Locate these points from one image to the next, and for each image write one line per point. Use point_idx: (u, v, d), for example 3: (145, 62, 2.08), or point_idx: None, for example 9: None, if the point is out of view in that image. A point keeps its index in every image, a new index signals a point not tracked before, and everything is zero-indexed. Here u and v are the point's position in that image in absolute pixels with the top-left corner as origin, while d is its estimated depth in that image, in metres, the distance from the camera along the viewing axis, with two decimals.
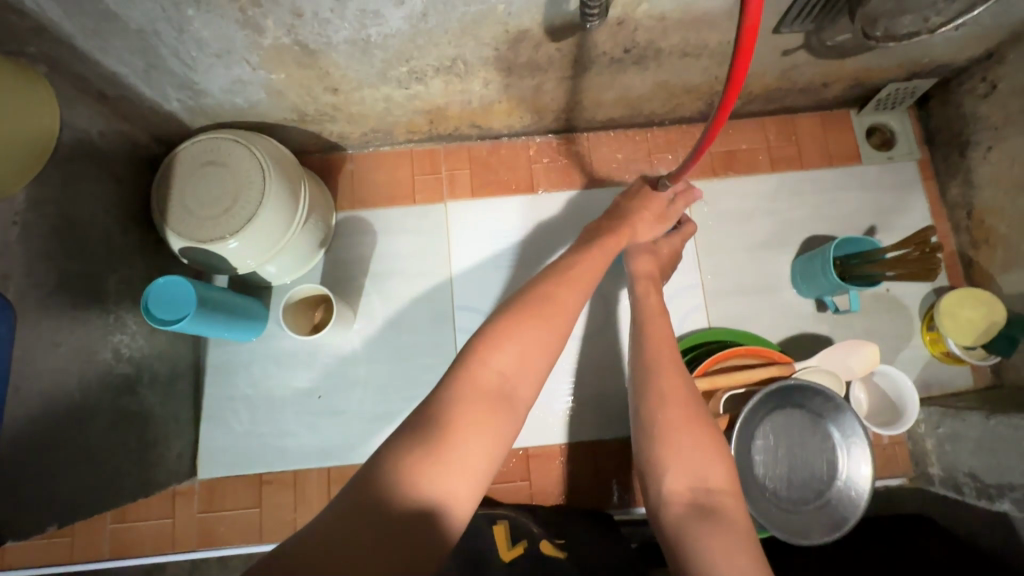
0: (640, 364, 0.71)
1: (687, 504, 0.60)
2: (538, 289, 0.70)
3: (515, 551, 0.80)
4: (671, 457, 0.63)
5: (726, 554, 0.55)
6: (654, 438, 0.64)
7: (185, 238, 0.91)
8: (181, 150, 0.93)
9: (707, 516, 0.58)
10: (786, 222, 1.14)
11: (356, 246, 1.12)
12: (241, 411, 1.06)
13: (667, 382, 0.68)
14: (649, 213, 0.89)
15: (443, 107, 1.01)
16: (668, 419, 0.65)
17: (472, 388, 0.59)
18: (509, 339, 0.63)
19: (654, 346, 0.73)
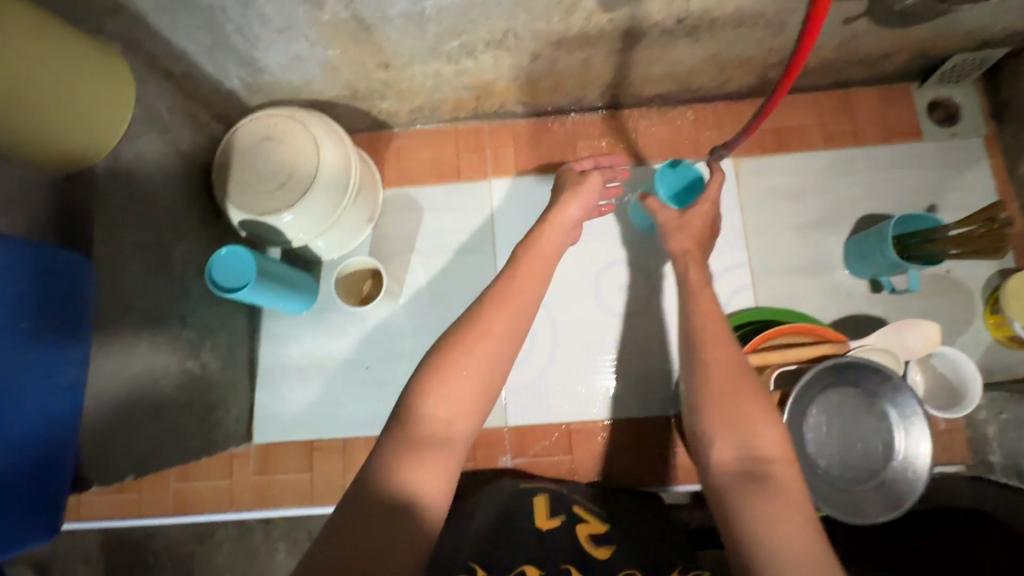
0: (690, 338, 0.72)
1: (736, 473, 0.59)
2: (477, 313, 0.69)
3: (553, 521, 0.83)
4: (717, 427, 0.62)
5: (779, 517, 0.53)
6: (700, 410, 0.64)
7: (245, 210, 0.94)
8: (239, 127, 0.97)
9: (755, 482, 0.57)
10: (839, 201, 1.10)
11: (402, 222, 1.15)
12: (294, 380, 1.11)
13: (712, 357, 0.68)
14: (578, 199, 0.89)
15: (490, 82, 1.02)
16: (717, 390, 0.64)
17: (418, 418, 0.61)
18: (446, 378, 0.63)
19: (701, 319, 0.73)
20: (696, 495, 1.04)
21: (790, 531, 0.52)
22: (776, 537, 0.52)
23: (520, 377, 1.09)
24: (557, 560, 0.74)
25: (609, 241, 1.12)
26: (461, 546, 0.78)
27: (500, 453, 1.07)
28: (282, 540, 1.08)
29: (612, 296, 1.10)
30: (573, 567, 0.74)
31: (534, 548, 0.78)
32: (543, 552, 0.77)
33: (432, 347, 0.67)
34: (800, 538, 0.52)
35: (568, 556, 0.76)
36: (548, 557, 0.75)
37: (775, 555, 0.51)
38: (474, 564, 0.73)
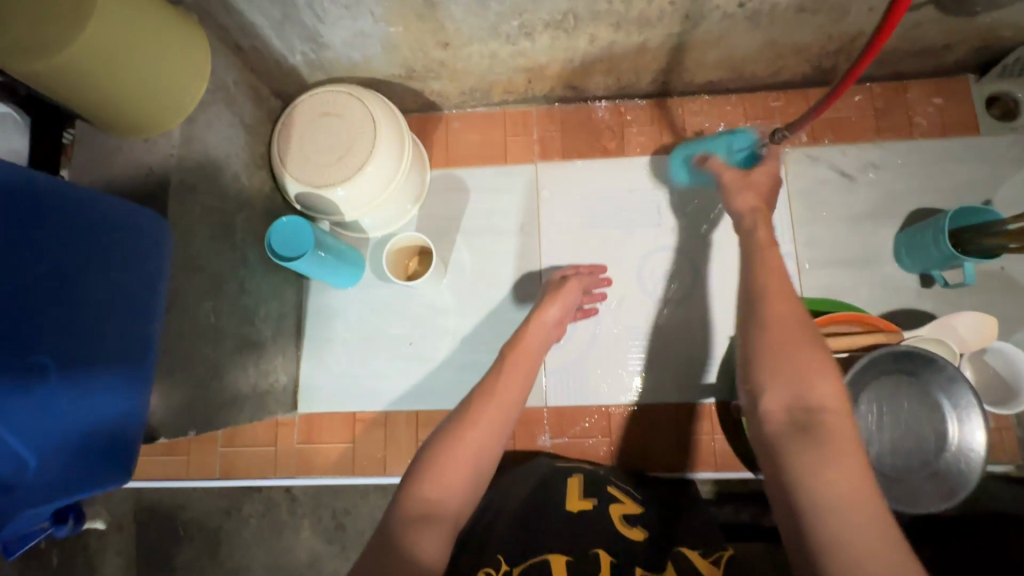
0: (749, 293, 0.71)
1: (786, 422, 0.59)
2: (466, 406, 0.72)
3: (585, 504, 0.78)
4: (770, 378, 0.62)
5: (832, 467, 0.54)
6: (756, 366, 0.64)
7: (302, 182, 0.97)
8: (300, 101, 1.00)
9: (804, 436, 0.57)
10: (889, 194, 1.09)
11: (449, 203, 1.16)
12: (339, 353, 1.13)
13: (774, 311, 0.67)
14: (558, 301, 0.93)
15: (544, 65, 1.03)
16: (776, 342, 0.64)
17: (411, 497, 0.61)
18: (440, 463, 0.64)
19: (763, 276, 0.72)
20: (728, 487, 1.03)
21: (840, 480, 0.53)
22: (824, 485, 0.53)
23: (560, 359, 1.10)
24: (587, 546, 0.68)
25: (654, 230, 1.12)
26: (496, 533, 0.72)
27: (538, 432, 1.07)
28: (322, 507, 1.11)
29: (654, 283, 1.11)
30: (602, 551, 0.67)
31: (562, 533, 0.71)
32: (574, 535, 0.71)
33: (432, 431, 0.70)
34: (848, 484, 0.53)
35: (601, 538, 0.70)
36: (578, 541, 0.69)
37: (825, 501, 0.52)
38: (500, 557, 0.67)
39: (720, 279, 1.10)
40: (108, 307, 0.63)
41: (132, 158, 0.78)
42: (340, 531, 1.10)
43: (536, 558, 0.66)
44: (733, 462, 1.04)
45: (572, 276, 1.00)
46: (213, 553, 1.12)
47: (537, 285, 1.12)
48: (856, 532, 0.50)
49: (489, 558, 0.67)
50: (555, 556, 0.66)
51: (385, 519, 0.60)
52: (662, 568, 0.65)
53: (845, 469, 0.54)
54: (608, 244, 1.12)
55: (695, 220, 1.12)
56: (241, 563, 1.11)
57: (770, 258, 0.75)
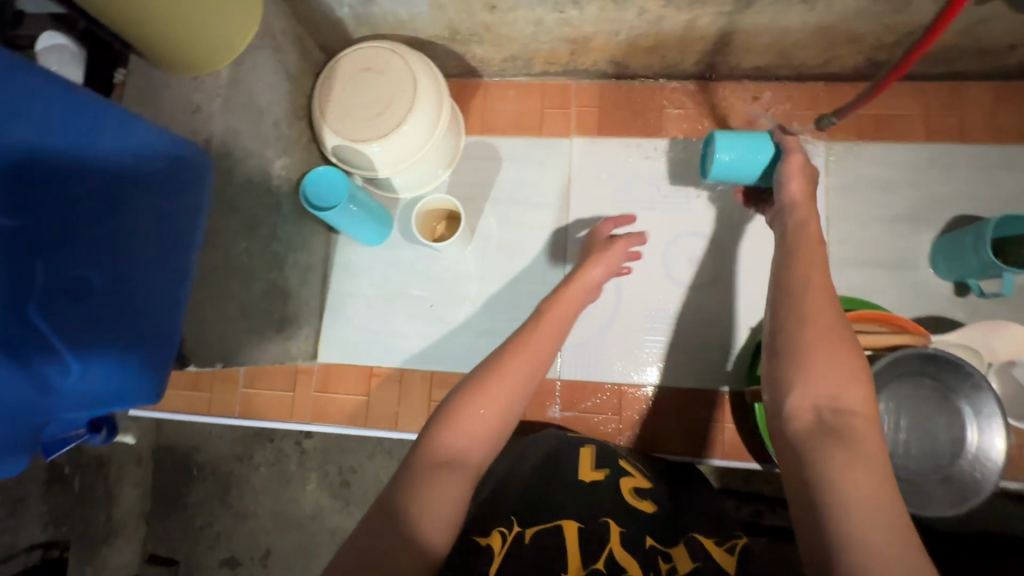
0: (782, 286, 0.71)
1: (813, 421, 0.59)
2: (491, 363, 0.73)
3: (597, 474, 0.76)
4: (803, 373, 0.62)
5: (855, 466, 0.54)
6: (788, 360, 0.63)
7: (339, 135, 0.98)
8: (343, 55, 1.01)
9: (830, 435, 0.57)
10: (931, 197, 1.06)
11: (480, 170, 1.17)
12: (360, 307, 1.16)
13: (812, 304, 0.66)
14: (601, 262, 0.93)
15: (589, 36, 1.02)
16: (813, 337, 0.63)
17: (432, 445, 0.63)
18: (460, 415, 0.65)
19: (807, 265, 0.72)
20: (736, 474, 1.04)
21: (863, 478, 0.53)
22: (846, 483, 0.53)
23: (578, 335, 1.10)
24: (596, 514, 0.67)
25: (683, 215, 1.11)
26: (507, 497, 0.71)
27: (549, 403, 1.09)
28: (333, 455, 1.15)
29: (678, 267, 1.10)
30: (612, 520, 0.66)
31: (569, 500, 0.70)
32: (583, 502, 0.69)
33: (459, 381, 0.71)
34: (867, 482, 0.53)
35: (611, 508, 0.69)
36: (587, 509, 0.68)
37: (844, 497, 0.53)
38: (513, 517, 0.66)
39: (745, 269, 1.09)
40: (151, 233, 0.66)
41: (180, 96, 0.80)
42: (344, 487, 1.14)
43: (547, 524, 0.65)
44: (741, 453, 1.03)
45: (620, 237, 0.98)
46: (224, 494, 1.18)
47: (559, 258, 1.12)
48: (875, 530, 0.50)
49: (501, 520, 0.66)
50: (568, 523, 0.65)
51: (404, 464, 0.62)
52: (672, 544, 0.65)
53: (870, 471, 0.54)
54: (635, 225, 1.12)
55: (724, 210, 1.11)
56: (249, 507, 1.17)
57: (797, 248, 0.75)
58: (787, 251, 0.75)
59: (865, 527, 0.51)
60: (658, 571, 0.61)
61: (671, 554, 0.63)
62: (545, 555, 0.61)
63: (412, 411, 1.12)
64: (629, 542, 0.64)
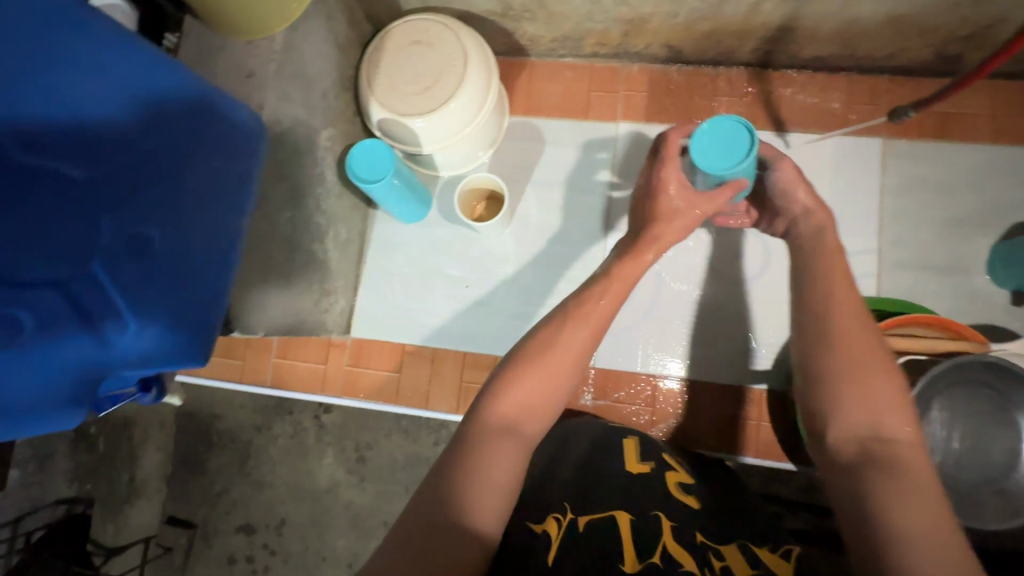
0: (805, 306, 0.65)
1: (856, 453, 0.57)
2: (552, 326, 0.67)
3: (642, 467, 0.75)
4: (838, 405, 0.59)
5: (903, 501, 0.51)
6: (822, 392, 0.60)
7: (385, 109, 0.97)
8: (393, 27, 0.99)
9: (874, 466, 0.55)
10: (992, 201, 1.02)
11: (523, 151, 1.15)
12: (395, 285, 1.15)
13: (843, 324, 0.62)
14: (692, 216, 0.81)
15: (647, 17, 0.99)
16: (847, 364, 0.59)
17: (487, 414, 0.60)
18: (515, 384, 0.62)
19: (837, 284, 0.65)
20: (769, 473, 1.02)
21: (913, 513, 0.51)
22: (896, 519, 0.51)
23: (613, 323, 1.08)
24: (645, 507, 0.66)
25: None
26: (551, 485, 0.71)
27: (581, 390, 1.07)
28: (358, 430, 1.15)
29: (719, 260, 1.08)
30: (662, 514, 0.66)
31: (616, 491, 0.69)
32: (631, 494, 0.69)
33: (517, 342, 0.67)
34: (921, 515, 0.50)
35: (658, 500, 0.68)
36: (633, 501, 0.68)
37: (898, 534, 0.50)
38: (564, 504, 0.67)
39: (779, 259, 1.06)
40: (207, 196, 0.66)
41: (234, 60, 0.79)
42: (361, 463, 1.15)
43: (598, 514, 0.65)
44: (775, 452, 1.01)
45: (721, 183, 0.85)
46: (242, 464, 1.19)
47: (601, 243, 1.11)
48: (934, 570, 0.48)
49: (554, 504, 0.66)
50: (619, 513, 0.66)
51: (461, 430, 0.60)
52: (722, 541, 0.64)
53: (916, 500, 0.51)
54: None
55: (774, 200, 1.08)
56: (266, 477, 1.18)
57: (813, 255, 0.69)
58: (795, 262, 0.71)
59: (918, 560, 0.49)
60: (712, 567, 0.60)
61: (722, 550, 0.63)
62: (598, 546, 0.61)
63: (441, 391, 1.12)
64: (681, 536, 0.63)
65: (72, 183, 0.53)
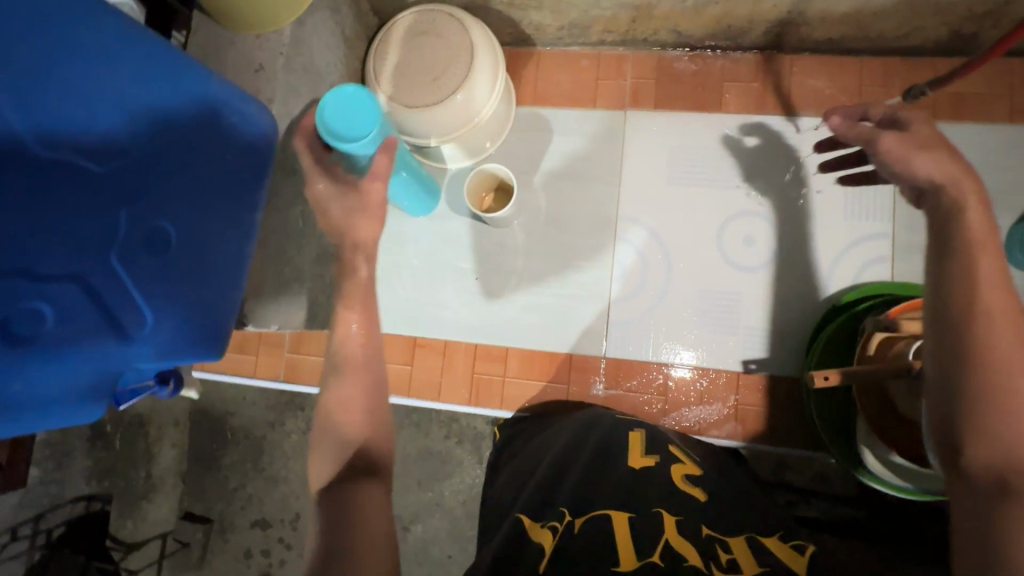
0: (940, 316, 0.62)
1: (987, 476, 0.55)
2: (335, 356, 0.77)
3: (647, 461, 0.75)
4: (979, 425, 0.56)
5: None
6: (963, 404, 0.57)
7: (393, 101, 0.97)
8: (400, 19, 0.99)
9: (1005, 494, 0.53)
10: (1010, 182, 1.00)
11: (531, 142, 1.14)
12: (405, 278, 1.16)
13: (988, 333, 0.58)
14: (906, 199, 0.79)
15: (655, 4, 0.98)
16: (993, 380, 0.57)
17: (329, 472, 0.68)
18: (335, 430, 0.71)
19: (987, 293, 0.60)
20: (782, 461, 1.01)
21: None
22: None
23: (625, 313, 1.08)
24: (648, 504, 0.65)
25: (766, 192, 1.06)
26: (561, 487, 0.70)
27: (593, 380, 1.07)
28: None
29: (732, 246, 1.07)
30: (664, 510, 0.64)
31: (620, 487, 0.69)
32: (633, 488, 0.68)
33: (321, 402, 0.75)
34: None
35: (663, 495, 0.67)
36: (636, 498, 0.67)
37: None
38: (564, 508, 0.65)
39: (834, 224, 1.05)
40: (221, 190, 0.67)
41: (242, 54, 0.79)
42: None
43: (597, 512, 0.64)
44: (787, 439, 1.01)
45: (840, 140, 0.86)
46: (257, 459, 1.20)
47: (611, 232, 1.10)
48: None
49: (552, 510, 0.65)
50: (616, 513, 0.64)
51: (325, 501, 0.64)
52: (727, 534, 0.63)
53: None
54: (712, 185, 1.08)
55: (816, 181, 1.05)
56: (280, 472, 1.19)
57: (933, 225, 0.66)
58: (941, 249, 0.64)
59: None
60: (718, 557, 0.58)
61: (729, 543, 0.61)
62: (596, 542, 0.59)
63: (451, 383, 1.12)
64: (686, 529, 0.62)
65: (89, 177, 0.53)
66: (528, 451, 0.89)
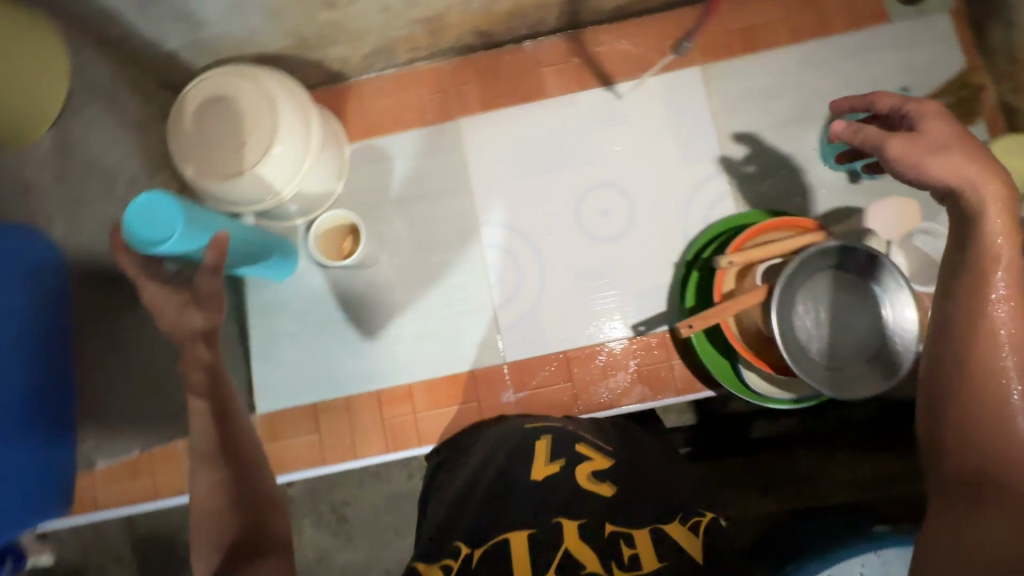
0: (938, 321, 0.66)
1: (963, 478, 0.59)
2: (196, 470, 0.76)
3: (551, 468, 0.75)
4: (954, 428, 0.61)
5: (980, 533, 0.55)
6: (940, 407, 0.63)
7: (204, 175, 0.92)
8: (190, 88, 0.93)
9: (976, 494, 0.57)
10: (814, 94, 1.09)
11: (374, 174, 1.12)
12: (288, 346, 1.11)
13: (985, 352, 0.61)
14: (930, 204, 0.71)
15: (444, 13, 0.98)
16: (967, 387, 0.61)
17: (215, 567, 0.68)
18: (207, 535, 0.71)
19: (985, 307, 0.62)
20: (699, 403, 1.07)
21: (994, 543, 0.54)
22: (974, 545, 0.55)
23: (512, 315, 1.09)
24: (549, 515, 0.68)
25: (611, 160, 1.10)
26: (463, 515, 0.72)
27: (501, 389, 1.07)
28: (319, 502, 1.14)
29: (591, 221, 1.09)
30: (564, 518, 0.67)
31: (521, 504, 0.70)
32: (536, 502, 0.70)
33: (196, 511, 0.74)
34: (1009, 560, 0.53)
35: (564, 501, 0.69)
36: (541, 511, 0.69)
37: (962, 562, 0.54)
38: (460, 544, 0.67)
39: (676, 173, 1.09)
40: None
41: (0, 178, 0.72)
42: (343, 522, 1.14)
43: (493, 539, 0.66)
44: (693, 385, 1.05)
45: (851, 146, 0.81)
46: None
47: (475, 241, 1.10)
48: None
49: (451, 545, 0.68)
50: (515, 536, 0.66)
51: None
52: (634, 525, 0.66)
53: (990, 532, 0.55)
54: (562, 169, 1.10)
55: (653, 139, 1.10)
56: None
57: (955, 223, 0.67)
58: (958, 262, 0.66)
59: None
60: (621, 554, 0.62)
61: (633, 535, 0.65)
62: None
63: (366, 436, 1.08)
64: (586, 534, 0.65)
65: None
66: (444, 485, 0.86)
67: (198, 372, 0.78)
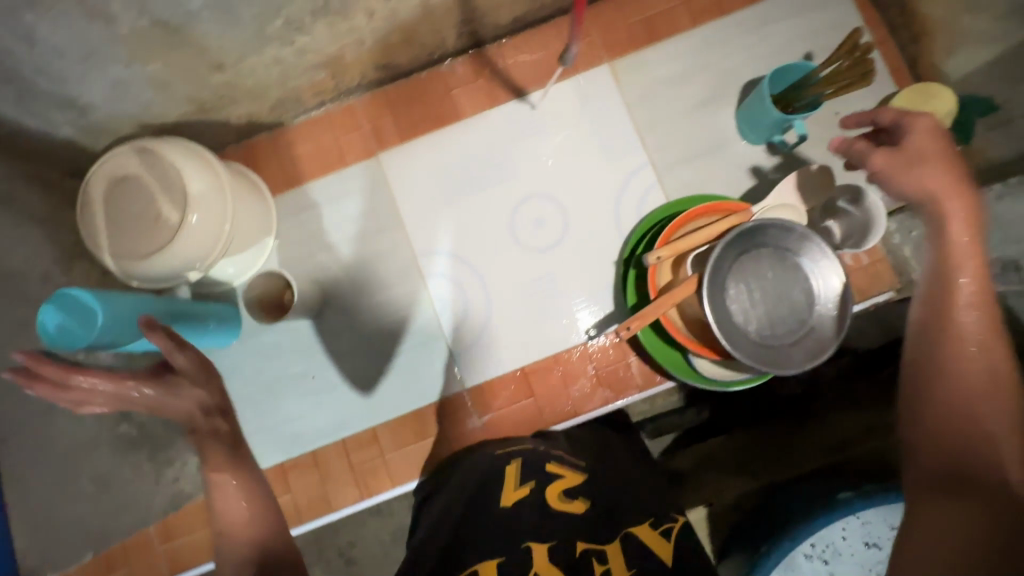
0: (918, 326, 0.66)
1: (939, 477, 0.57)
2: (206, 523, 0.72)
3: (520, 492, 0.76)
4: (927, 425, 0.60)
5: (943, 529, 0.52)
6: (910, 406, 0.63)
7: (122, 258, 0.90)
8: (93, 171, 0.91)
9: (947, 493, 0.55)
10: (722, 74, 1.10)
11: (302, 223, 1.11)
12: (244, 410, 1.09)
13: (955, 353, 0.61)
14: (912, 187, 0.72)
15: (338, 55, 0.98)
16: (935, 387, 0.61)
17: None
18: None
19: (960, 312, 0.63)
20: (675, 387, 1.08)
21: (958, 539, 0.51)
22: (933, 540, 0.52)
23: (463, 341, 1.08)
24: (519, 541, 0.68)
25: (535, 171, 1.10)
26: (433, 547, 0.71)
27: (465, 416, 1.06)
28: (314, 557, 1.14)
29: (525, 234, 1.09)
30: (535, 543, 0.68)
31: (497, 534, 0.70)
32: (508, 529, 0.70)
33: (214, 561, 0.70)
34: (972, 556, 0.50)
35: (535, 525, 0.70)
36: (510, 536, 0.69)
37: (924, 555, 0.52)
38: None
39: (601, 174, 1.10)
40: None
41: None
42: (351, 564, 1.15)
43: None
44: (653, 379, 1.05)
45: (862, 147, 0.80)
46: None
47: (414, 272, 1.09)
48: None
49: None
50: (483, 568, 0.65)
51: None
52: (604, 540, 0.68)
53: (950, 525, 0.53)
54: (488, 187, 1.10)
55: (573, 143, 1.10)
56: None
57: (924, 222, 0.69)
58: (940, 266, 0.66)
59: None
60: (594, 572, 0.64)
61: (605, 551, 0.66)
62: None
63: (337, 487, 1.06)
64: (557, 554, 0.66)
65: None
66: (419, 523, 0.85)
67: (208, 442, 0.73)
